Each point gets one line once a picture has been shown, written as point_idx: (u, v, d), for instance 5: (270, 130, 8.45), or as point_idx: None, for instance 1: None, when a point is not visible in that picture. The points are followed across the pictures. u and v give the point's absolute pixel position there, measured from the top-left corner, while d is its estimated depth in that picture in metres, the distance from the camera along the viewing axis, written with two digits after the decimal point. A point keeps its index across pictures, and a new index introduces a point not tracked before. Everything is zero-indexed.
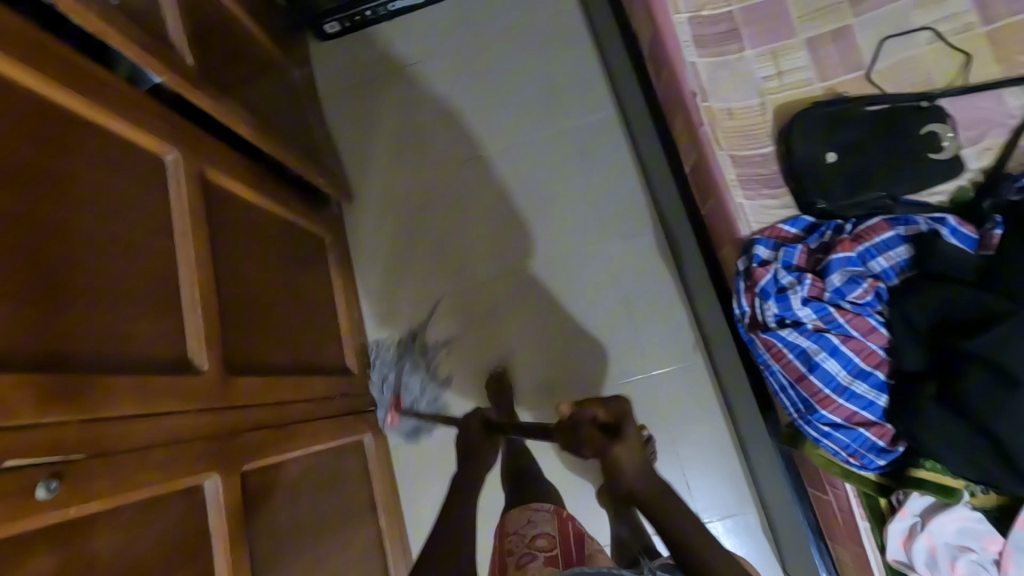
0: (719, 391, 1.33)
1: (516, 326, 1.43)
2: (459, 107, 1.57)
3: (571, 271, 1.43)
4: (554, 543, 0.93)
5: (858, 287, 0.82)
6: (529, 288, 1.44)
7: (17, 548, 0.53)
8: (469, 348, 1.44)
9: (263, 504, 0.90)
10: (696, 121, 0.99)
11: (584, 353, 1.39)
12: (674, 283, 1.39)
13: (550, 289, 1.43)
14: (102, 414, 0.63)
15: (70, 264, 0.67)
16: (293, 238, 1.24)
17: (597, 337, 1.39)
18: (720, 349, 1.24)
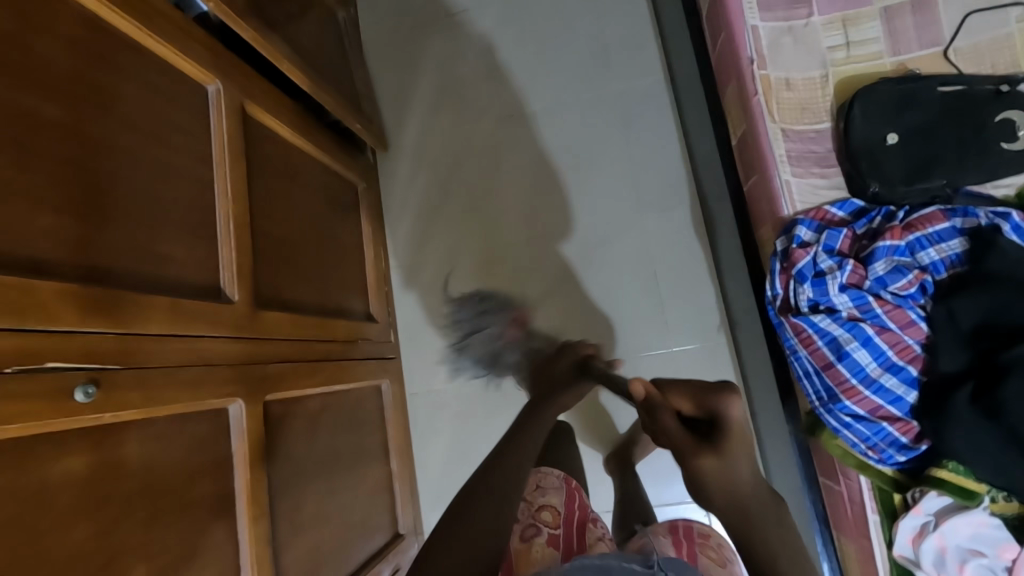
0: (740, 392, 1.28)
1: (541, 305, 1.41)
2: (502, 60, 1.53)
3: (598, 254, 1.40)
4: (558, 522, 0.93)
5: (902, 278, 0.79)
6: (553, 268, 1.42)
7: (53, 444, 0.57)
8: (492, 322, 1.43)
9: (282, 433, 0.94)
10: (749, 90, 0.93)
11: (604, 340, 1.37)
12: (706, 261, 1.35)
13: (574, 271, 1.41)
14: (136, 330, 0.66)
15: (112, 183, 0.69)
16: (327, 181, 1.25)
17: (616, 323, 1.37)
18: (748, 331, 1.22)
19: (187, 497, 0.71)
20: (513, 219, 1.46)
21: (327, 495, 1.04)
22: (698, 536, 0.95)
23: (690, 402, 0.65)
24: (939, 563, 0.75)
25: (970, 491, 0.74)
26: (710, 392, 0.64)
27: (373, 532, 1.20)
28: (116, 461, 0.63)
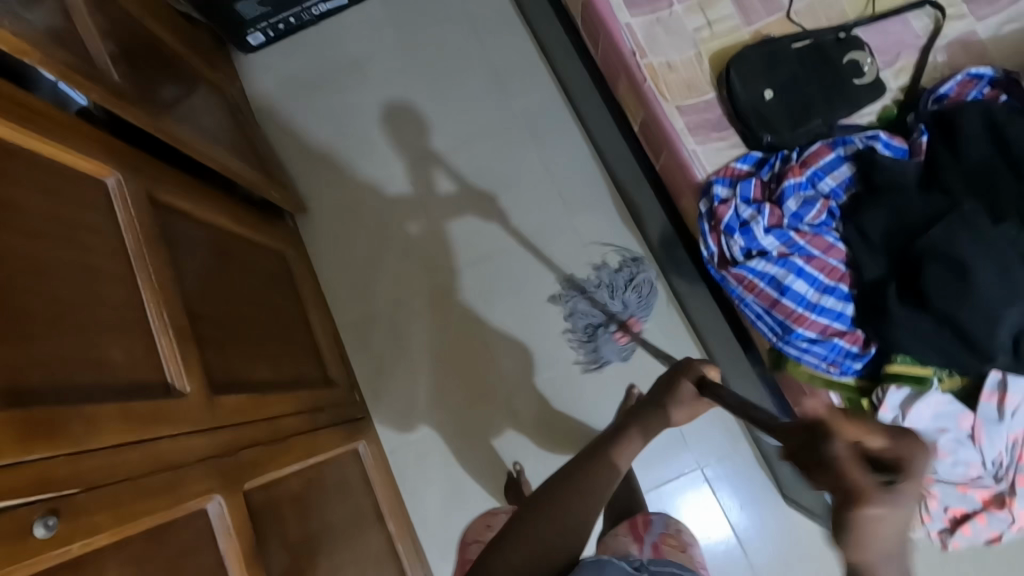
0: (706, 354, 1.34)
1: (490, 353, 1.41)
2: (402, 103, 1.57)
3: (518, 288, 1.43)
4: None
5: (813, 208, 0.88)
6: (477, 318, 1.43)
7: None
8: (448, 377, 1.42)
9: (270, 521, 0.87)
10: (639, 78, 1.02)
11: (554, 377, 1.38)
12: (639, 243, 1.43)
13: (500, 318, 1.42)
14: (90, 445, 0.60)
15: (26, 294, 0.63)
16: (251, 252, 1.20)
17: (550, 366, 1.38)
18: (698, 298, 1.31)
19: None
20: (450, 249, 1.47)
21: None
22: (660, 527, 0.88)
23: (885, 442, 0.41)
24: None
25: (919, 377, 0.83)
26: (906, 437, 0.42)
27: None
28: None
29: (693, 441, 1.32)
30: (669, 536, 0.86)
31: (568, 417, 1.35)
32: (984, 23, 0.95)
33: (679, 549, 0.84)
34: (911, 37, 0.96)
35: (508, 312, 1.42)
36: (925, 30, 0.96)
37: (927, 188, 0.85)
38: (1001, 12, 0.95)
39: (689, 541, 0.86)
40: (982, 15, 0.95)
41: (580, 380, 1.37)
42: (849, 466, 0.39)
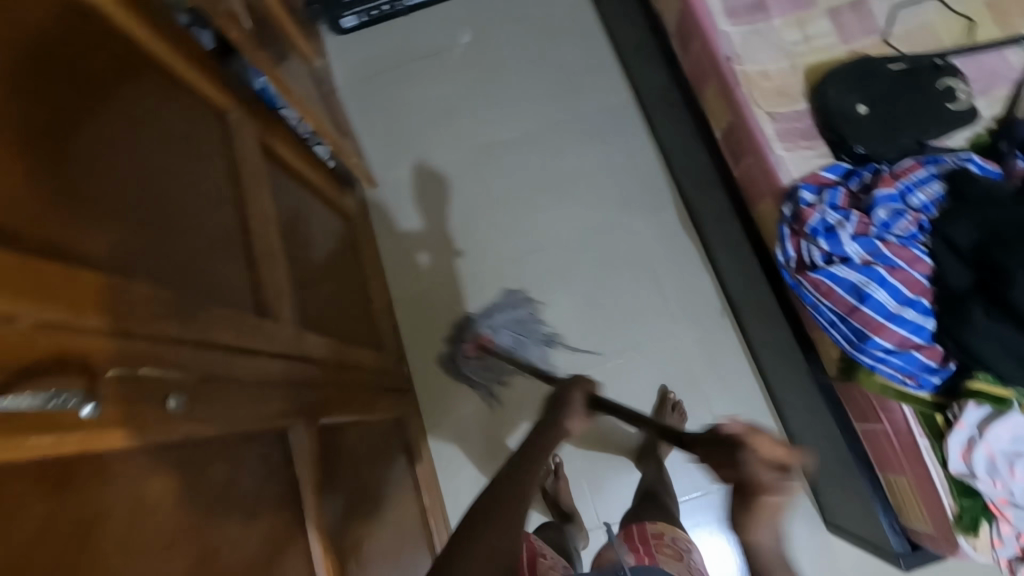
0: (758, 374, 1.36)
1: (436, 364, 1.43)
2: (478, 96, 1.62)
3: (542, 289, 1.45)
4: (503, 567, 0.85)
5: (903, 220, 0.89)
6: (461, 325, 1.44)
7: (160, 454, 0.52)
8: (425, 372, 1.43)
9: (334, 461, 0.88)
10: (732, 83, 1.06)
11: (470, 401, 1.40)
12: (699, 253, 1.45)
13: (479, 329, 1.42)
14: (201, 340, 0.62)
15: (163, 194, 0.67)
16: (325, 213, 1.24)
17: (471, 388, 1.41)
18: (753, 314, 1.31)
19: (264, 527, 0.65)
20: (509, 239, 1.50)
21: (376, 531, 0.97)
22: (654, 535, 0.91)
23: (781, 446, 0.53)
24: (992, 470, 0.81)
25: (1001, 397, 0.82)
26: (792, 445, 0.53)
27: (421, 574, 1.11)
28: (200, 487, 0.56)
29: None
30: (665, 543, 0.89)
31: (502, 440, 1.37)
32: None
33: (673, 557, 0.86)
34: (1006, 70, 0.99)
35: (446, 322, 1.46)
36: (1020, 65, 0.98)
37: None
38: None
39: (685, 548, 0.89)
40: None
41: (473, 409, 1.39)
42: (753, 468, 0.51)
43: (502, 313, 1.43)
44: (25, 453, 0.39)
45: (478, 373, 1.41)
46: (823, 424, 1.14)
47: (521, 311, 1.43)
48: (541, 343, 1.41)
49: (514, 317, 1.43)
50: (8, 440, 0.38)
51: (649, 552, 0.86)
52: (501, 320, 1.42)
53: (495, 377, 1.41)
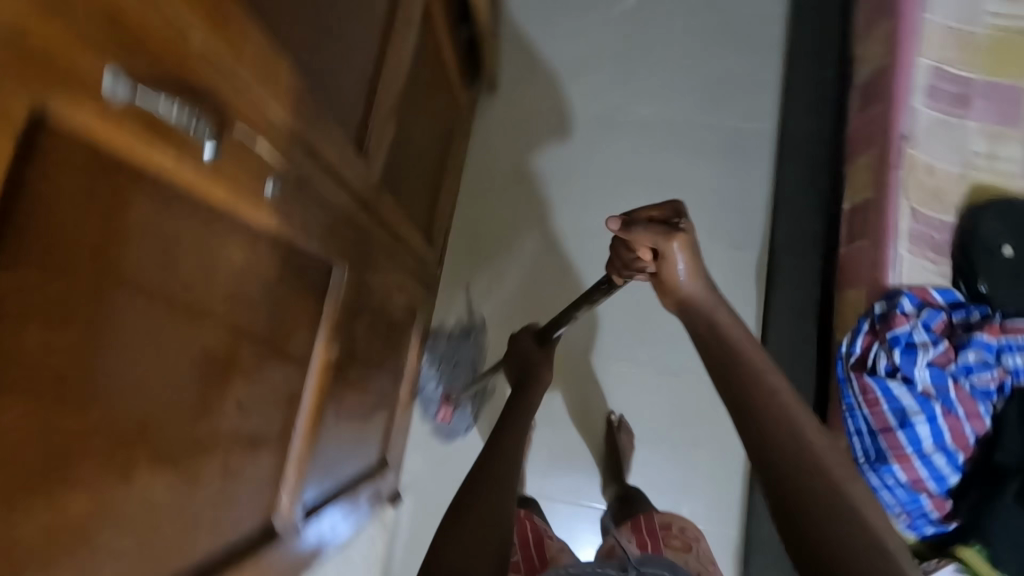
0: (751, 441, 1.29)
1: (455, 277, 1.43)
2: (632, 49, 1.52)
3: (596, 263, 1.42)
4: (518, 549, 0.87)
5: (987, 373, 0.86)
6: (508, 245, 1.44)
7: (246, 228, 0.53)
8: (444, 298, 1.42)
9: (355, 317, 0.89)
10: (894, 162, 0.99)
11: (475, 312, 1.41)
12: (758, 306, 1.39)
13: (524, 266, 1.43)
14: (314, 147, 0.62)
15: None
16: (440, 89, 1.20)
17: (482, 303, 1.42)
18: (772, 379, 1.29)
19: (284, 342, 0.67)
20: (589, 203, 1.45)
21: (356, 398, 0.99)
22: (662, 528, 0.93)
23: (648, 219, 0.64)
24: None
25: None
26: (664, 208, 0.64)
27: (370, 454, 1.14)
28: (259, 280, 0.58)
29: (688, 495, 1.28)
30: (671, 533, 0.91)
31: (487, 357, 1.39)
32: None
33: (681, 548, 0.88)
34: None
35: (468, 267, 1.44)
36: None
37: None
38: None
39: (692, 538, 0.91)
40: None
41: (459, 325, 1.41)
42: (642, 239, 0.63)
43: (439, 355, 1.37)
44: (152, 159, 0.40)
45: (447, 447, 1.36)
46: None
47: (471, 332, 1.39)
48: (538, 277, 1.43)
49: (450, 344, 1.38)
50: (141, 137, 0.39)
51: (656, 545, 0.89)
52: (439, 364, 1.36)
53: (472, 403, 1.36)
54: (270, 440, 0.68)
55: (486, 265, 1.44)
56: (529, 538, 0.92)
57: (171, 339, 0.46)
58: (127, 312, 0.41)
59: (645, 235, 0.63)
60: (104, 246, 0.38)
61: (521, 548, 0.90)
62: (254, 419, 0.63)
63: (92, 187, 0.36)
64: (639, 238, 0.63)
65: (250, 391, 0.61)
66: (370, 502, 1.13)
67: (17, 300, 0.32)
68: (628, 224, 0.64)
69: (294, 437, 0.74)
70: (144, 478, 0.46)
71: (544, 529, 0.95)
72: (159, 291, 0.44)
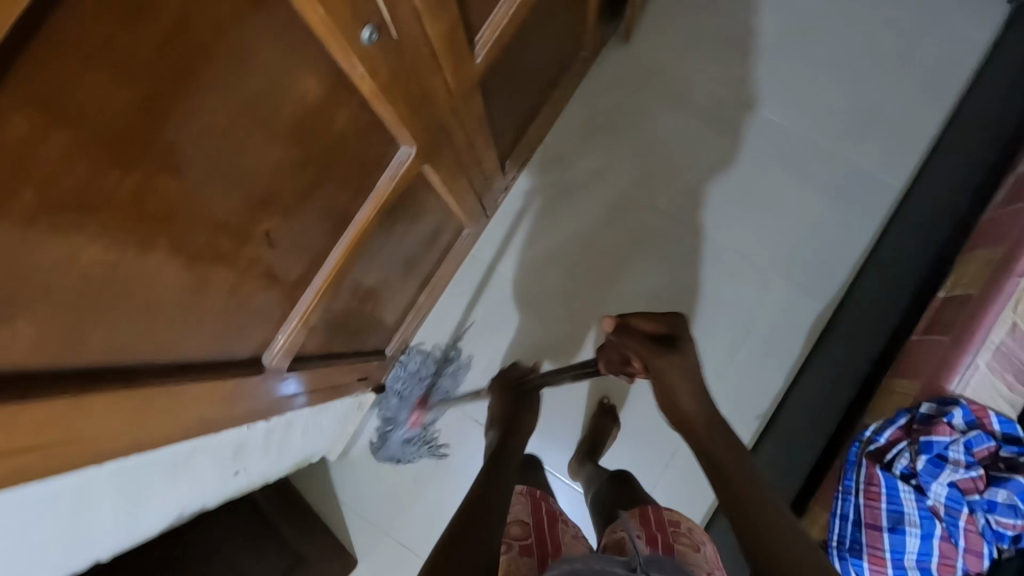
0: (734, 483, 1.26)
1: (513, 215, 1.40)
2: (786, 53, 1.39)
3: (654, 253, 1.34)
4: (529, 532, 0.79)
5: (1011, 518, 0.78)
6: (576, 200, 1.38)
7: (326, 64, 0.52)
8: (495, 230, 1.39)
9: (403, 203, 0.88)
10: (1018, 267, 0.87)
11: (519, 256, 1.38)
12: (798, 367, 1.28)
13: (583, 226, 1.37)
14: (424, 12, 0.59)
15: None
16: (573, 16, 1.13)
17: (527, 248, 1.38)
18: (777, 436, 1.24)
19: (330, 198, 0.67)
20: (672, 189, 1.36)
21: (377, 280, 1.00)
22: (670, 524, 0.84)
23: (648, 326, 0.71)
24: None
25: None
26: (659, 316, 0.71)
27: (371, 339, 1.17)
28: (323, 123, 0.56)
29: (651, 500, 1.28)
30: (680, 533, 0.83)
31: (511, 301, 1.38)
32: None
33: (690, 548, 0.79)
34: None
35: (530, 208, 1.39)
36: None
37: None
38: None
39: (700, 541, 0.83)
40: None
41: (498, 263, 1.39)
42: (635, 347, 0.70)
43: (412, 371, 1.35)
44: None
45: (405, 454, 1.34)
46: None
47: (449, 365, 1.36)
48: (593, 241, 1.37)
49: (416, 374, 1.35)
50: None
51: (668, 542, 0.80)
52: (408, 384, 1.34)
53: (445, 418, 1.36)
54: (284, 282, 0.69)
55: (547, 213, 1.39)
56: (544, 518, 0.83)
57: (223, 143, 0.46)
58: (190, 96, 0.41)
59: (634, 349, 0.70)
60: (187, 17, 0.37)
61: (534, 526, 0.80)
62: (278, 255, 0.64)
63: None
64: (628, 346, 0.71)
65: (281, 227, 0.61)
66: (356, 381, 1.17)
67: (87, 30, 0.32)
68: (619, 331, 0.72)
69: (308, 288, 0.75)
70: (159, 257, 0.47)
71: (557, 510, 0.87)
72: (225, 89, 0.43)
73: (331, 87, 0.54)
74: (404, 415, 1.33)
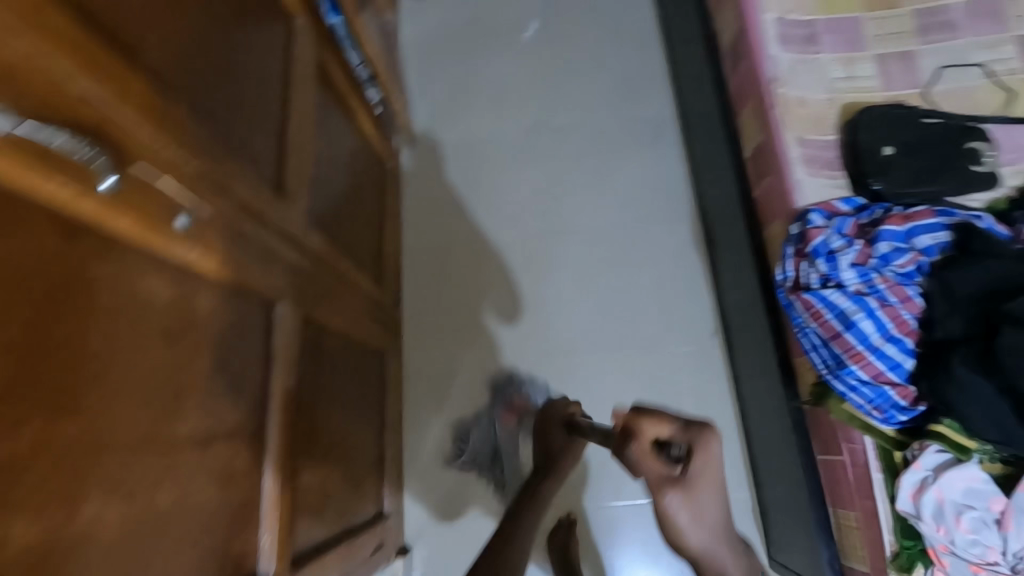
0: (738, 415, 1.36)
1: (425, 321, 1.50)
2: (531, 81, 1.68)
3: (545, 277, 1.50)
4: None
5: (903, 256, 0.91)
6: (463, 275, 1.53)
7: (157, 264, 0.56)
8: (417, 340, 1.48)
9: (309, 357, 0.91)
10: (770, 103, 1.09)
11: (450, 353, 1.46)
12: (710, 290, 1.46)
13: (487, 296, 1.50)
14: (223, 186, 0.68)
15: (228, 62, 0.75)
16: (355, 142, 1.29)
17: (455, 340, 1.47)
18: (743, 349, 1.32)
19: (235, 379, 0.69)
20: (517, 218, 1.56)
21: (333, 441, 0.99)
22: None
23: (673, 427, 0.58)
24: (938, 514, 0.81)
25: (994, 478, 0.84)
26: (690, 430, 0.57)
27: (363, 505, 1.12)
28: (189, 310, 0.61)
29: None
30: None
31: (469, 390, 1.43)
32: None
33: None
34: None
35: (434, 307, 1.51)
36: None
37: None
38: None
39: None
40: None
41: (441, 366, 1.46)
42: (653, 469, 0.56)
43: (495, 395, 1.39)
44: (36, 189, 0.43)
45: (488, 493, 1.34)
46: (790, 467, 1.11)
47: (476, 356, 1.46)
48: (502, 301, 1.49)
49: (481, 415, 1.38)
50: (20, 167, 0.42)
51: None
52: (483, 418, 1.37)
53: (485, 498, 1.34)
54: (237, 477, 0.68)
55: (446, 304, 1.51)
56: None
57: (123, 376, 0.51)
58: (67, 350, 0.45)
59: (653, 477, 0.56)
60: (13, 264, 0.41)
61: None
62: (214, 456, 0.64)
63: (7, 249, 0.41)
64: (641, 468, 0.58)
65: (202, 422, 0.62)
66: (373, 553, 1.11)
67: None
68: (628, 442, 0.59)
69: (265, 475, 0.73)
70: (93, 507, 0.46)
71: None
72: (76, 318, 0.46)
73: (173, 278, 0.59)
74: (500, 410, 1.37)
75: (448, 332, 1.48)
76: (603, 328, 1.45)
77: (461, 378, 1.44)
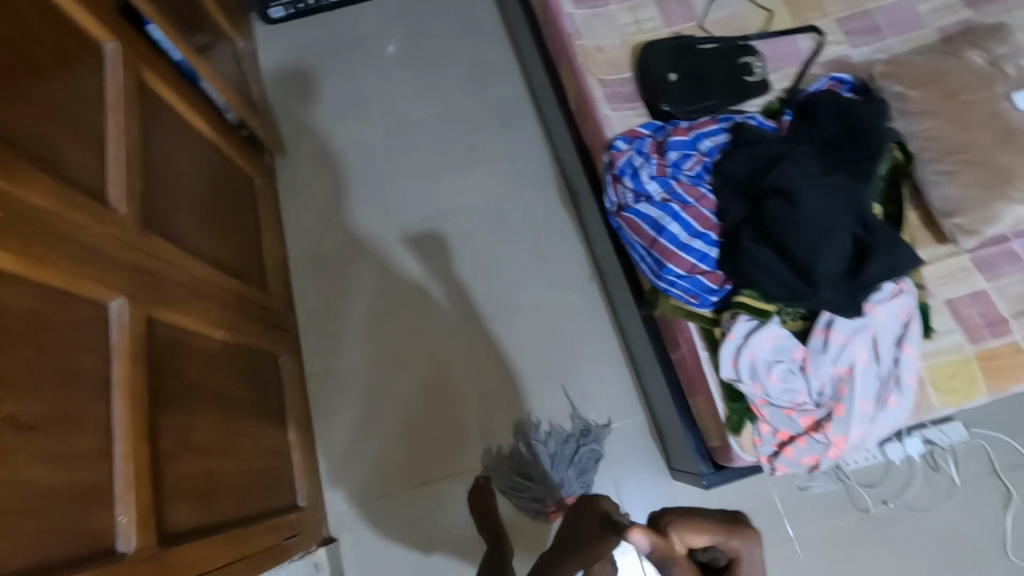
0: (623, 345, 1.47)
1: (322, 319, 1.54)
2: (391, 82, 1.77)
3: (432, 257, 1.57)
4: None
5: (690, 160, 1.04)
6: (352, 270, 1.58)
7: None
8: (315, 339, 1.52)
9: (170, 354, 0.94)
10: (573, 54, 1.21)
11: (348, 345, 1.51)
12: (579, 240, 1.57)
13: (378, 285, 1.56)
14: (17, 190, 0.71)
15: (17, 83, 0.79)
16: (214, 160, 1.33)
17: (352, 332, 1.52)
18: (614, 283, 1.42)
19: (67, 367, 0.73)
20: (542, 406, 1.43)
21: (218, 435, 1.02)
22: None
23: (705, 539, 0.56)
24: (753, 372, 0.91)
25: (795, 333, 0.95)
26: (729, 526, 0.57)
27: (271, 495, 1.16)
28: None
29: (592, 401, 1.43)
30: None
31: (373, 374, 1.48)
32: (857, 51, 1.15)
33: None
34: (797, 53, 1.15)
35: (328, 306, 1.55)
36: (808, 49, 1.15)
37: (787, 143, 0.99)
38: (872, 44, 1.15)
39: None
40: (856, 44, 1.15)
41: (343, 357, 1.50)
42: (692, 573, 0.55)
43: (550, 435, 1.39)
44: None
45: (566, 449, 1.38)
46: (658, 375, 1.21)
47: (377, 342, 1.51)
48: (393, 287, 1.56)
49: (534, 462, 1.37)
50: None
51: None
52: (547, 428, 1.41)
53: (559, 458, 1.37)
54: (81, 462, 0.71)
55: (339, 300, 1.55)
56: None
57: None
58: None
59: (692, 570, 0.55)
60: None
61: None
62: (48, 435, 0.67)
63: None
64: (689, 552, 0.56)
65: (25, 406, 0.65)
66: (288, 538, 1.15)
67: None
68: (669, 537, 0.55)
69: (115, 461, 0.76)
70: None
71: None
72: None
73: None
74: (565, 463, 1.37)
75: (344, 325, 1.53)
76: (492, 296, 1.53)
77: (364, 366, 1.49)
